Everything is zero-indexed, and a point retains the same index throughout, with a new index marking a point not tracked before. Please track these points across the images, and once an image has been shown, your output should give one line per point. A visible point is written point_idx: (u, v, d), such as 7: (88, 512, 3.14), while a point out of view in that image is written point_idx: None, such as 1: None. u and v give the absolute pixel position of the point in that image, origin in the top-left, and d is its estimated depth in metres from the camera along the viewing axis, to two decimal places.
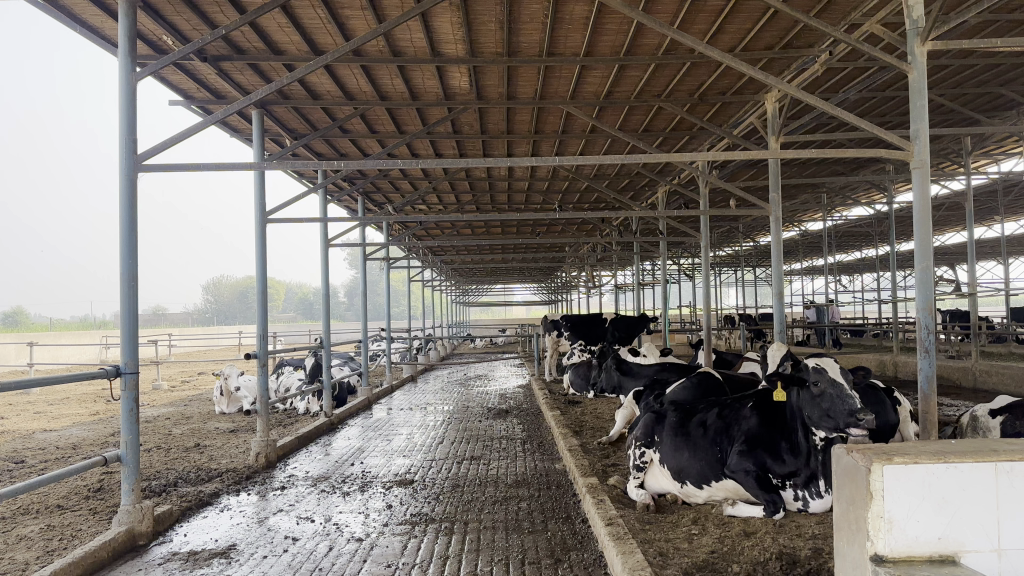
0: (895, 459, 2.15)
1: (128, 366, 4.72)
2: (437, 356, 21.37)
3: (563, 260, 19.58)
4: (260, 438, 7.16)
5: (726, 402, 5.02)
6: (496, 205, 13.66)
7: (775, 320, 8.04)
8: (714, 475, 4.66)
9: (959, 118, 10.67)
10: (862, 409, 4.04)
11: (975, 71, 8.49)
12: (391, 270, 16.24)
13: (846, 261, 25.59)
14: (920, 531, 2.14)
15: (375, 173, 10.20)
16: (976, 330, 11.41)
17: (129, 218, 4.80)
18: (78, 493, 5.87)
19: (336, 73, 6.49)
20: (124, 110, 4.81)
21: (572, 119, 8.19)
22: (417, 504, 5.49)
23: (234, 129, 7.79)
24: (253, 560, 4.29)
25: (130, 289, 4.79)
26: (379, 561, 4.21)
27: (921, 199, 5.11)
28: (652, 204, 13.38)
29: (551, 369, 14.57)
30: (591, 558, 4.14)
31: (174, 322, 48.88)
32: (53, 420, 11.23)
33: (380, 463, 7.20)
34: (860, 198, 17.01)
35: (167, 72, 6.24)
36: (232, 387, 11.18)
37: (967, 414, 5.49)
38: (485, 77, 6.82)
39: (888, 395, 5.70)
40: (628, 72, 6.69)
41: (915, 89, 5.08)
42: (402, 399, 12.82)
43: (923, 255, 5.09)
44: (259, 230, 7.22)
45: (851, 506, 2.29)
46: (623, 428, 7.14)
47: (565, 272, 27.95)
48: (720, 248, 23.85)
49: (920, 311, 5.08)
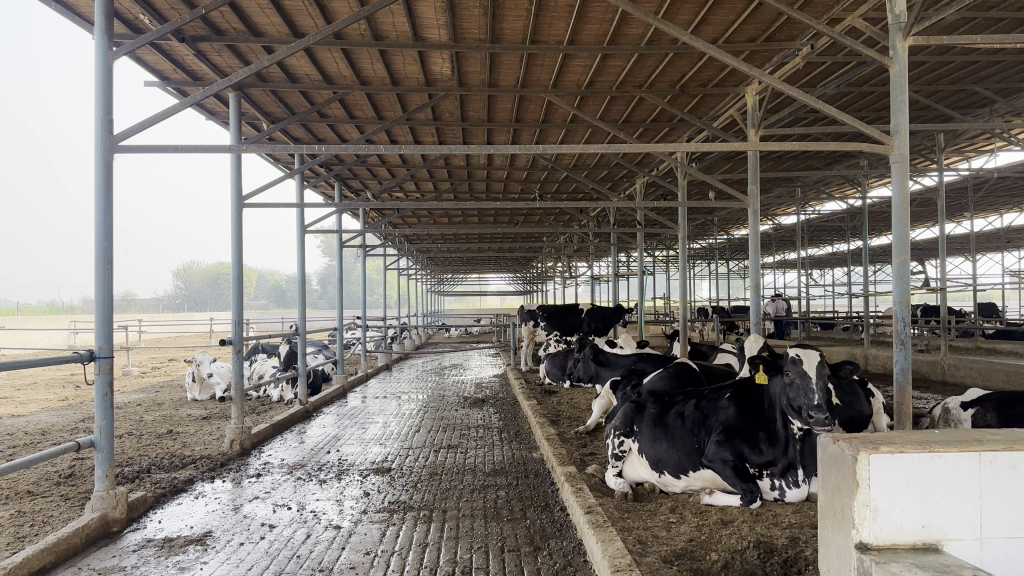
0: (881, 449, 2.17)
1: (102, 351, 4.63)
2: (411, 344, 21.30)
3: (540, 250, 19.57)
4: (235, 424, 7.09)
5: (704, 392, 5.05)
6: (475, 195, 13.65)
7: (752, 312, 8.10)
8: (692, 465, 4.70)
9: (934, 114, 10.79)
10: (821, 408, 4.04)
11: (951, 67, 8.61)
12: (368, 258, 16.19)
13: (818, 255, 25.88)
14: (904, 519, 2.16)
15: (352, 159, 10.11)
16: (947, 325, 11.60)
17: (105, 200, 4.70)
18: (49, 479, 5.78)
19: (316, 56, 6.41)
20: (99, 91, 4.70)
21: (554, 109, 8.16)
22: (394, 492, 5.47)
23: (210, 112, 7.67)
24: (229, 547, 4.24)
25: (105, 271, 4.69)
26: (358, 548, 4.20)
27: (899, 193, 5.18)
28: (630, 195, 13.42)
29: (527, 359, 14.62)
30: (570, 545, 4.15)
31: (145, 309, 48.25)
32: (21, 405, 11.05)
33: (356, 451, 7.16)
34: (834, 193, 17.20)
35: (143, 52, 6.13)
36: (204, 373, 11.06)
37: (939, 405, 5.58)
38: (467, 63, 6.77)
39: (862, 387, 5.80)
40: (610, 62, 6.69)
41: (895, 85, 5.14)
42: (378, 387, 12.74)
43: (900, 248, 5.16)
44: (235, 215, 7.12)
45: (836, 494, 2.31)
46: (600, 417, 7.19)
47: (541, 263, 27.94)
48: (695, 240, 24.07)
49: (897, 303, 5.14)
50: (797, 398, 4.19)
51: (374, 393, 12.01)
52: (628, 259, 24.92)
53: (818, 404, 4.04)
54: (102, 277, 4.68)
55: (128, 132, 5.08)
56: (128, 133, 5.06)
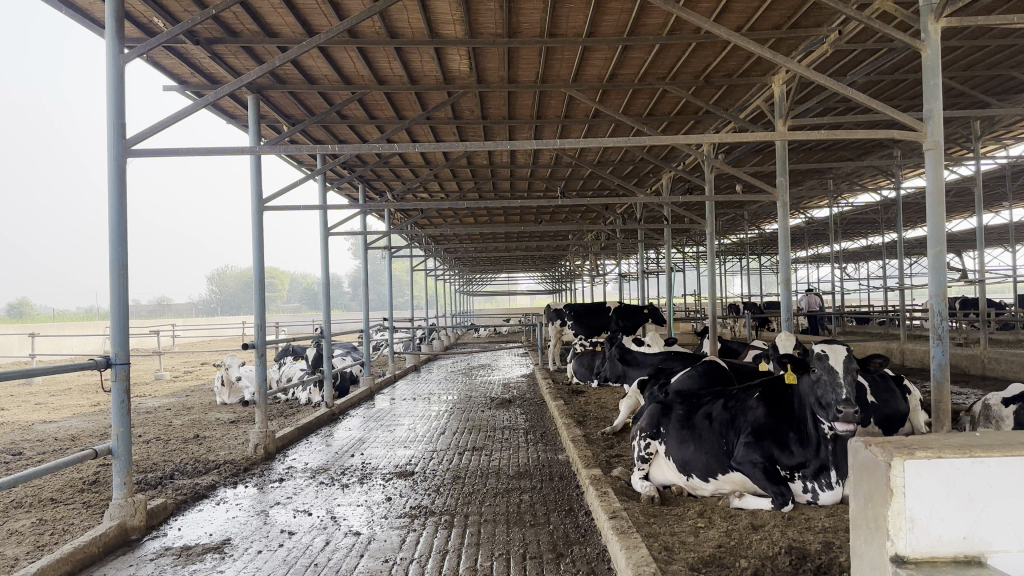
0: (917, 454, 2.01)
1: (119, 357, 4.60)
2: (440, 345, 21.24)
3: (567, 248, 19.40)
4: (259, 429, 7.04)
5: (732, 391, 4.89)
6: (499, 193, 13.56)
7: (782, 307, 7.84)
8: (721, 467, 4.54)
9: (970, 100, 10.46)
10: (846, 403, 3.86)
11: (987, 52, 8.32)
12: (394, 259, 16.12)
13: (852, 249, 25.41)
14: (944, 530, 2.00)
15: (375, 160, 10.06)
16: (987, 318, 11.25)
17: (118, 206, 4.67)
18: (73, 486, 5.77)
19: (332, 56, 6.35)
20: (112, 94, 4.66)
21: (575, 104, 8.04)
22: (416, 496, 5.39)
23: (230, 116, 7.65)
24: (247, 556, 4.17)
25: (121, 277, 4.66)
26: (376, 556, 4.09)
27: (933, 181, 4.97)
28: (657, 190, 13.21)
29: (555, 358, 14.45)
30: (594, 552, 4.02)
31: (181, 313, 48.99)
32: (53, 410, 11.19)
33: (381, 454, 7.09)
34: (867, 184, 16.82)
35: (159, 56, 6.12)
36: (233, 377, 11.14)
37: (979, 402, 5.35)
38: (485, 59, 6.67)
39: (898, 383, 5.60)
40: (630, 55, 6.54)
41: (929, 69, 4.92)
42: (406, 389, 12.67)
43: (936, 239, 4.95)
44: (256, 220, 7.08)
45: (869, 502, 2.15)
46: (627, 418, 7.05)
47: (570, 263, 27.73)
48: (725, 235, 23.72)
49: (933, 296, 4.92)
50: (824, 395, 4.02)
51: (401, 395, 11.93)
52: (657, 257, 24.65)
53: (845, 398, 3.89)
54: (117, 282, 4.65)
55: (142, 135, 5.04)
56: (141, 136, 5.03)
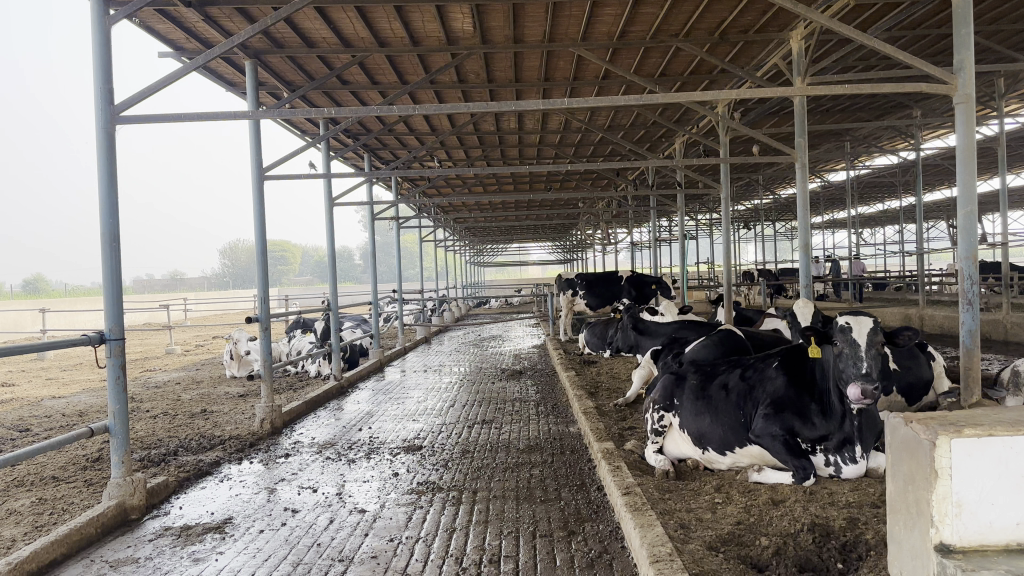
0: (964, 434, 1.85)
1: (113, 333, 4.45)
2: (451, 317, 21.04)
3: (579, 218, 19.09)
4: (264, 403, 6.89)
5: (749, 361, 4.69)
6: (508, 160, 13.28)
7: (801, 274, 7.56)
8: (738, 440, 4.36)
9: (997, 55, 10.03)
10: (867, 378, 3.67)
11: (1015, 4, 7.95)
12: (402, 228, 15.85)
13: (869, 213, 24.90)
14: (994, 516, 1.86)
15: (379, 127, 9.82)
16: (1011, 280, 10.92)
17: (108, 176, 4.48)
18: (76, 464, 5.66)
19: (330, 16, 6.10)
20: (98, 57, 4.45)
21: (585, 64, 7.78)
22: (423, 471, 5.24)
23: (229, 83, 7.45)
24: (248, 535, 4.04)
25: (113, 249, 4.49)
26: (381, 535, 3.95)
27: (965, 138, 4.71)
28: (670, 154, 12.89)
29: (566, 329, 14.27)
30: (607, 530, 3.86)
31: (192, 287, 48.96)
32: (63, 387, 11.09)
33: (389, 428, 6.95)
34: (885, 146, 16.38)
35: (153, 19, 5.90)
36: (242, 350, 10.99)
37: (1008, 368, 5.13)
38: (489, 17, 6.38)
39: (922, 349, 5.38)
40: (642, 9, 6.25)
41: (961, 17, 4.65)
42: (416, 362, 12.48)
43: (966, 198, 4.71)
44: (256, 189, 6.88)
45: (910, 485, 2.00)
46: (640, 388, 6.87)
47: (582, 232, 27.42)
48: (739, 202, 23.34)
49: (964, 259, 4.69)
50: (844, 369, 3.82)
51: (412, 367, 11.81)
52: (670, 224, 24.33)
53: (865, 373, 3.69)
54: (110, 254, 4.47)
55: (130, 101, 4.83)
56: (132, 102, 4.83)
